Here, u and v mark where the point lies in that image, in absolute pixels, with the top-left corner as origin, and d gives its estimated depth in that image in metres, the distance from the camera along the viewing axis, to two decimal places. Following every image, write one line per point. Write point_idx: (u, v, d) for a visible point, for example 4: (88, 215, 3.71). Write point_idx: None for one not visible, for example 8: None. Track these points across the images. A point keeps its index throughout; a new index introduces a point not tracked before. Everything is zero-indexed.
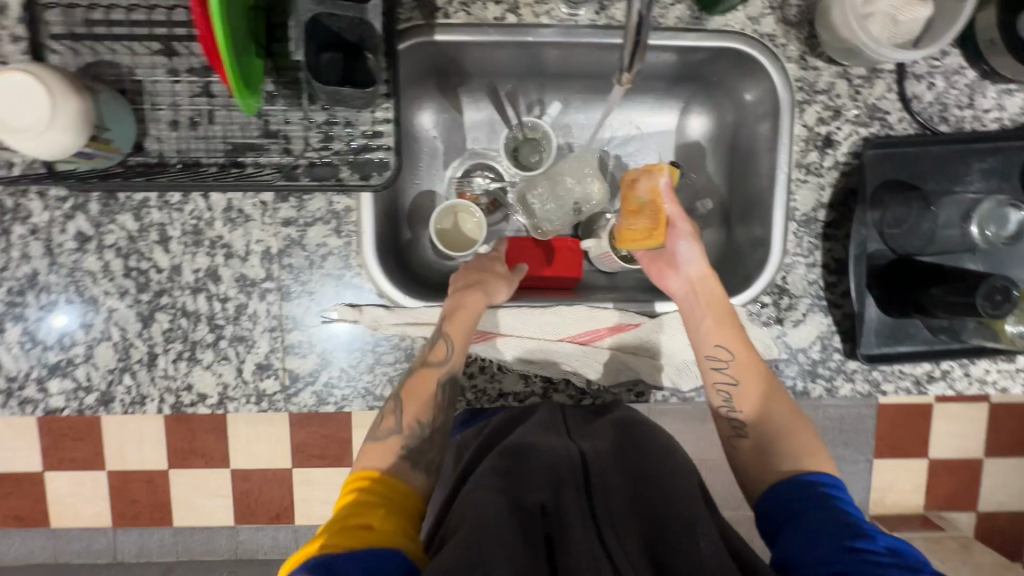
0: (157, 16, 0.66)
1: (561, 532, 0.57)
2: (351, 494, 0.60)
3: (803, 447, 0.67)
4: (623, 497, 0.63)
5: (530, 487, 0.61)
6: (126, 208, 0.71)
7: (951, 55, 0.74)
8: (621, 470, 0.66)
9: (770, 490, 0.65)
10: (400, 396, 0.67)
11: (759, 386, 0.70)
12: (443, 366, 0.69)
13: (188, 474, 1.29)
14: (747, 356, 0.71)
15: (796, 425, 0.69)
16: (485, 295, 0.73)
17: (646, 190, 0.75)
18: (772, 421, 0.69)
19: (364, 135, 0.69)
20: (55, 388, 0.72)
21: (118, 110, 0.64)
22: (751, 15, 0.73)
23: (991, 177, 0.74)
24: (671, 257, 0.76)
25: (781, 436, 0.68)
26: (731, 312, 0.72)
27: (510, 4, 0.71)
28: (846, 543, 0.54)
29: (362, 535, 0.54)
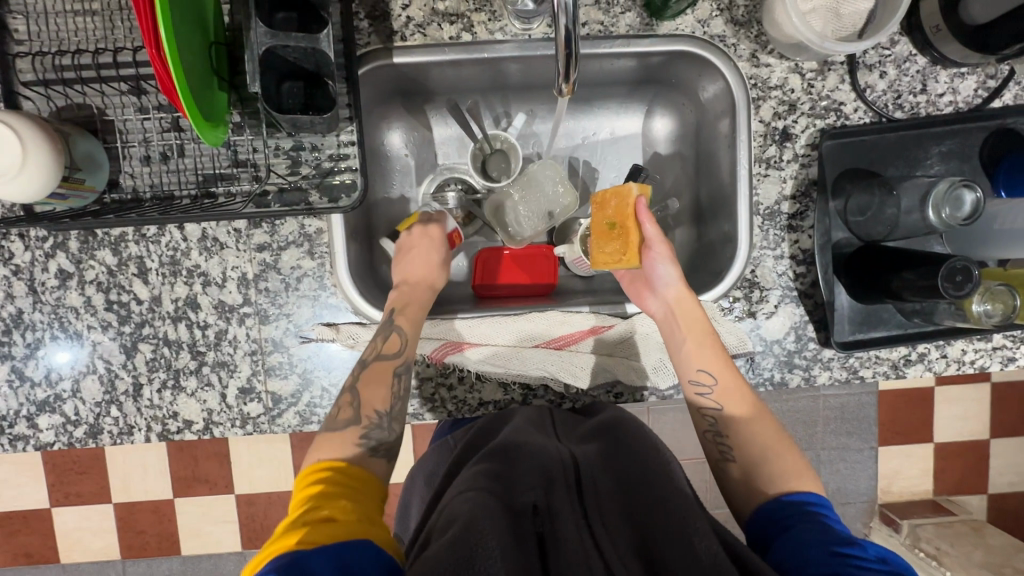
0: (123, 57, 0.69)
1: (551, 531, 0.60)
2: (313, 487, 0.58)
3: (788, 470, 0.66)
4: (613, 502, 0.63)
5: (520, 488, 0.63)
6: (104, 244, 0.72)
7: (901, 43, 0.75)
8: (612, 470, 0.66)
9: (759, 508, 0.64)
10: (357, 390, 0.67)
11: (743, 409, 0.70)
12: (399, 357, 0.69)
13: (192, 502, 1.31)
14: (730, 382, 0.71)
15: (781, 446, 0.68)
16: (433, 286, 0.75)
17: (617, 211, 0.75)
18: (758, 446, 0.68)
19: (331, 158, 0.72)
20: (45, 423, 0.74)
21: (91, 151, 0.66)
22: (700, 18, 0.75)
23: (950, 160, 0.76)
24: (647, 279, 0.77)
25: (768, 460, 0.67)
26: (709, 330, 0.73)
27: (465, 23, 0.73)
28: (835, 548, 0.55)
29: (332, 529, 0.53)
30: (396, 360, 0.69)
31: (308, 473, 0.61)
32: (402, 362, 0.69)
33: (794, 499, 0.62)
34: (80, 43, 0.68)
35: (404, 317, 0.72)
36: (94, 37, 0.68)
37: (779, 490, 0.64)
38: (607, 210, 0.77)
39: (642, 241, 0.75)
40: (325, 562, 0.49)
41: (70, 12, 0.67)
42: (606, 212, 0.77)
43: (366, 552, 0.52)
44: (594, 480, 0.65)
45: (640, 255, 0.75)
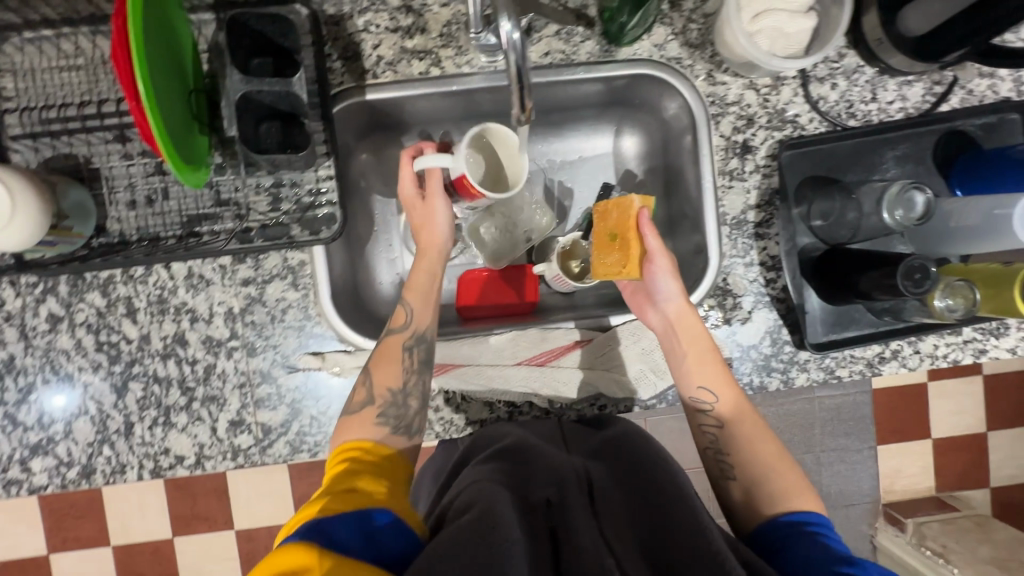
0: (108, 108, 0.72)
1: (562, 523, 0.61)
2: (342, 464, 0.62)
3: (792, 489, 0.66)
4: (623, 507, 0.63)
5: (536, 483, 0.66)
6: (93, 286, 0.74)
7: (849, 56, 0.79)
8: (622, 479, 0.67)
9: (764, 525, 0.65)
10: (370, 371, 0.70)
11: (743, 428, 0.71)
12: (406, 330, 0.72)
13: (192, 539, 1.30)
14: (732, 399, 0.72)
15: (784, 467, 0.68)
16: (438, 251, 0.77)
17: (618, 221, 0.76)
18: (758, 464, 0.69)
19: (310, 193, 0.74)
20: (38, 466, 0.75)
21: (78, 198, 0.69)
22: (656, 42, 0.79)
23: (906, 163, 0.79)
24: (648, 292, 0.78)
25: (769, 482, 0.67)
26: (712, 350, 0.74)
27: (433, 59, 0.76)
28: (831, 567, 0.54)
29: (357, 499, 0.56)
30: (404, 332, 0.72)
31: (336, 455, 0.64)
32: (411, 335, 0.72)
33: (790, 521, 0.63)
34: (66, 97, 0.71)
35: (412, 289, 0.75)
36: (79, 90, 0.71)
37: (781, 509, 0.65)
38: (608, 221, 0.77)
39: (644, 253, 0.75)
40: (349, 527, 0.53)
41: (57, 68, 0.71)
42: (607, 223, 0.78)
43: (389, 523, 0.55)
44: (605, 492, 0.66)
45: (640, 268, 0.76)
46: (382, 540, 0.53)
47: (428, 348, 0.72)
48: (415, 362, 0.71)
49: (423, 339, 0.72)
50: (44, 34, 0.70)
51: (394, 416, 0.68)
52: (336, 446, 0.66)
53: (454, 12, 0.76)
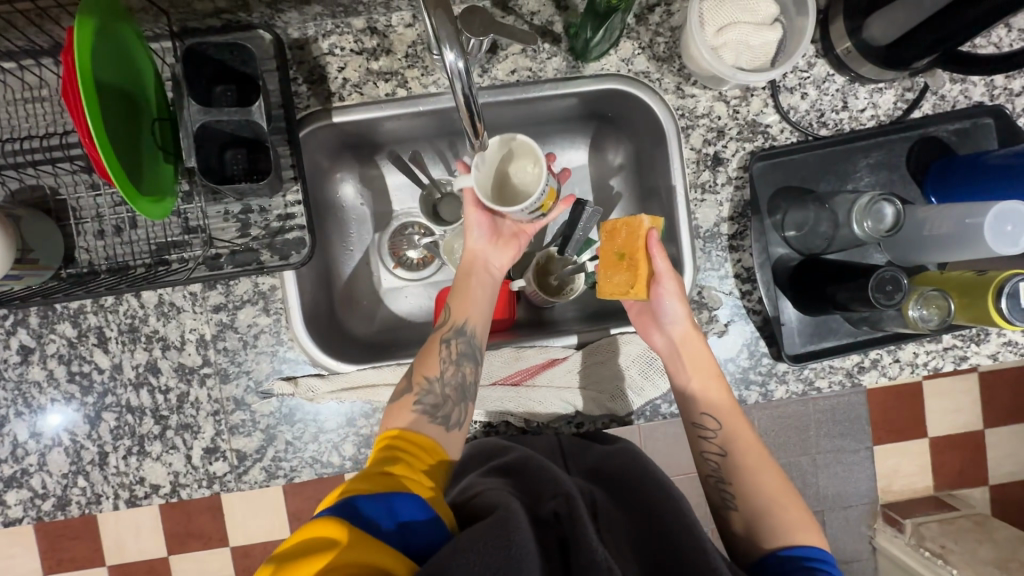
0: (72, 139, 0.72)
1: (572, 534, 0.56)
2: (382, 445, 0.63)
3: (791, 521, 0.65)
4: (627, 531, 0.62)
5: (545, 497, 0.61)
6: (64, 317, 0.74)
7: (818, 65, 0.79)
8: (625, 497, 0.67)
9: (770, 556, 0.64)
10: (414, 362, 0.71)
11: (746, 457, 0.70)
12: (445, 324, 0.73)
13: (183, 560, 1.30)
14: (736, 426, 0.71)
15: (785, 497, 0.67)
16: (482, 254, 0.78)
17: (626, 240, 0.73)
18: (759, 493, 0.68)
19: (279, 218, 0.74)
20: (14, 499, 0.75)
21: (42, 231, 0.69)
22: (624, 57, 0.78)
23: (879, 170, 0.78)
24: (653, 313, 0.76)
25: (775, 512, 0.66)
26: (717, 373, 0.73)
27: (399, 80, 0.76)
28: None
29: (391, 480, 0.56)
30: (444, 326, 0.73)
31: (380, 440, 0.64)
32: (450, 327, 0.73)
33: (789, 556, 0.63)
34: (31, 129, 0.71)
35: (455, 288, 0.76)
36: (44, 122, 0.71)
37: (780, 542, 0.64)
38: (616, 239, 0.74)
39: (653, 274, 0.72)
40: (379, 509, 0.53)
41: (22, 100, 0.71)
42: (615, 242, 0.74)
43: (418, 511, 0.54)
44: (607, 512, 0.65)
45: (648, 289, 0.73)
46: (410, 528, 0.53)
47: (466, 340, 0.71)
48: (452, 353, 0.70)
49: (461, 331, 0.72)
50: (7, 67, 0.70)
51: (430, 404, 0.67)
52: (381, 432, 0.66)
53: (419, 32, 0.75)
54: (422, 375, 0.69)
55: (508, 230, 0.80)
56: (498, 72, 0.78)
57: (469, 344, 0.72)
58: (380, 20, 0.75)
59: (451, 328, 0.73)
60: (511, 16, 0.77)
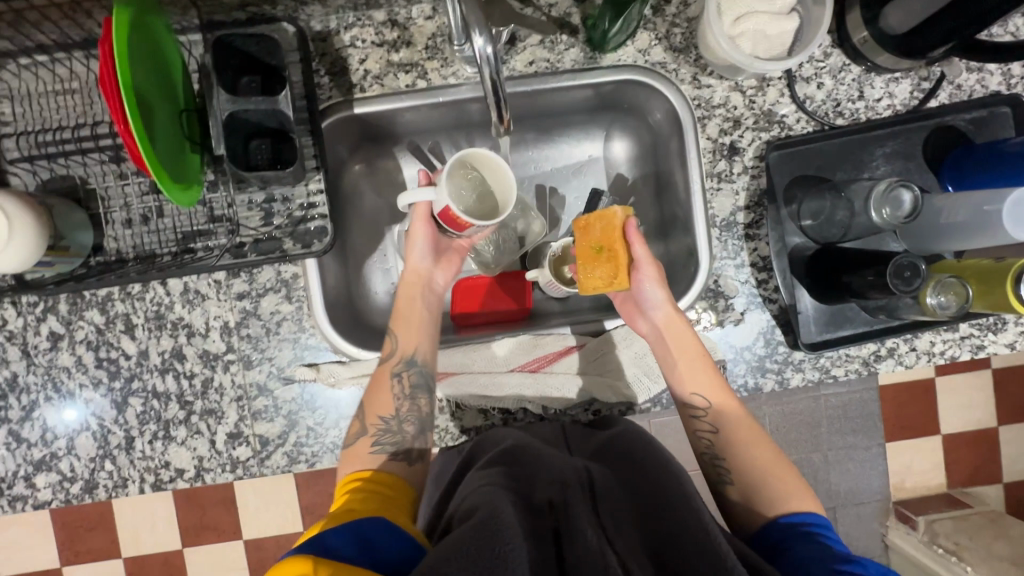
0: (101, 130, 0.74)
1: (566, 528, 0.59)
2: (346, 490, 0.64)
3: (790, 489, 0.67)
4: (627, 511, 0.62)
5: (538, 486, 0.65)
6: (92, 304, 0.76)
7: (834, 55, 0.79)
8: (626, 477, 0.67)
9: (769, 525, 0.64)
10: (363, 402, 0.73)
11: (737, 434, 0.71)
12: (394, 356, 0.73)
13: (201, 552, 1.33)
14: (726, 403, 0.72)
15: (781, 469, 0.68)
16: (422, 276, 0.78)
17: (602, 233, 0.76)
18: (756, 468, 0.69)
19: (302, 207, 0.75)
20: (42, 482, 0.76)
21: (73, 219, 0.70)
22: (640, 47, 0.79)
23: (895, 160, 0.79)
24: (635, 300, 0.78)
25: (769, 483, 0.67)
26: (703, 354, 0.74)
27: (419, 71, 0.77)
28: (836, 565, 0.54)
29: (349, 514, 0.58)
30: (392, 359, 0.74)
31: (345, 484, 0.66)
32: (399, 360, 0.73)
33: (789, 521, 0.63)
34: (62, 120, 0.73)
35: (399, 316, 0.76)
36: (74, 113, 0.73)
37: (779, 510, 0.65)
38: (591, 235, 0.77)
39: (632, 262, 0.75)
40: (342, 536, 0.54)
41: (53, 92, 0.73)
42: (591, 236, 0.77)
43: (380, 529, 0.56)
44: (608, 487, 0.65)
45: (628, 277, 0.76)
46: (376, 542, 0.54)
47: (417, 371, 0.73)
48: (404, 387, 0.72)
49: (411, 363, 0.73)
50: (39, 59, 0.72)
51: (389, 442, 0.69)
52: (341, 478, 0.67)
53: (438, 24, 0.77)
54: (375, 414, 0.71)
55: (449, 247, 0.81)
56: (517, 63, 0.79)
57: (423, 375, 0.73)
58: (401, 12, 0.76)
59: (400, 360, 0.74)
60: (529, 8, 0.78)
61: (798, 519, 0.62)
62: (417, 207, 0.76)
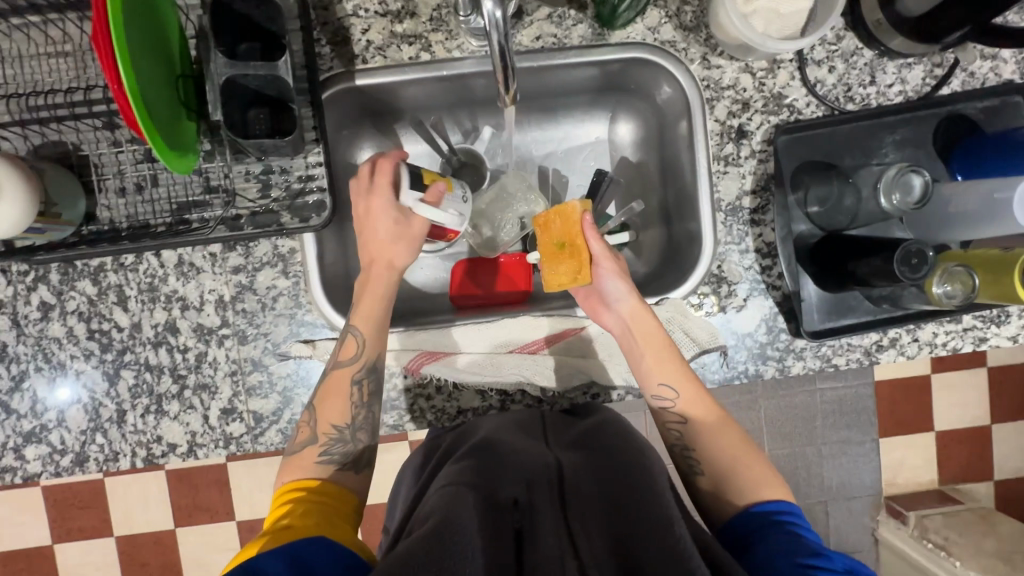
0: (95, 95, 0.72)
1: (529, 527, 0.61)
2: (284, 504, 0.64)
3: (759, 477, 0.67)
4: (596, 506, 0.61)
5: (504, 483, 0.64)
6: (84, 274, 0.74)
7: (847, 38, 0.78)
8: (596, 469, 0.66)
9: (738, 515, 0.64)
10: (315, 408, 0.71)
11: (705, 423, 0.71)
12: (357, 363, 0.71)
13: (193, 531, 1.34)
14: (693, 395, 0.71)
15: (749, 457, 0.69)
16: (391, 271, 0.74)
17: (562, 231, 0.76)
18: (725, 456, 0.69)
19: (300, 179, 0.74)
20: (32, 454, 0.75)
21: (65, 186, 0.69)
22: (650, 25, 0.78)
23: (905, 147, 0.77)
24: (598, 294, 0.77)
25: (737, 472, 0.67)
26: (669, 345, 0.72)
27: (423, 43, 0.75)
28: (803, 559, 0.54)
29: (286, 533, 0.58)
30: (353, 365, 0.71)
31: (285, 493, 0.66)
32: (361, 367, 0.72)
33: (761, 511, 0.63)
34: (54, 83, 0.71)
35: (360, 315, 0.73)
36: (67, 77, 0.71)
37: (749, 499, 0.65)
38: (551, 231, 0.77)
39: (592, 258, 0.76)
40: (277, 560, 0.54)
41: (45, 55, 0.71)
42: (552, 233, 0.77)
43: (316, 547, 0.56)
44: (577, 484, 0.65)
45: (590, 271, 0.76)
46: (311, 561, 0.55)
47: (378, 379, 0.73)
48: (363, 395, 0.71)
49: (373, 370, 0.72)
50: (32, 20, 0.70)
51: (339, 452, 0.69)
52: (280, 487, 0.67)
53: None
54: (328, 423, 0.70)
55: None
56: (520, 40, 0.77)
57: (379, 381, 0.73)
58: None
59: (362, 366, 0.72)
60: None
61: (770, 508, 0.62)
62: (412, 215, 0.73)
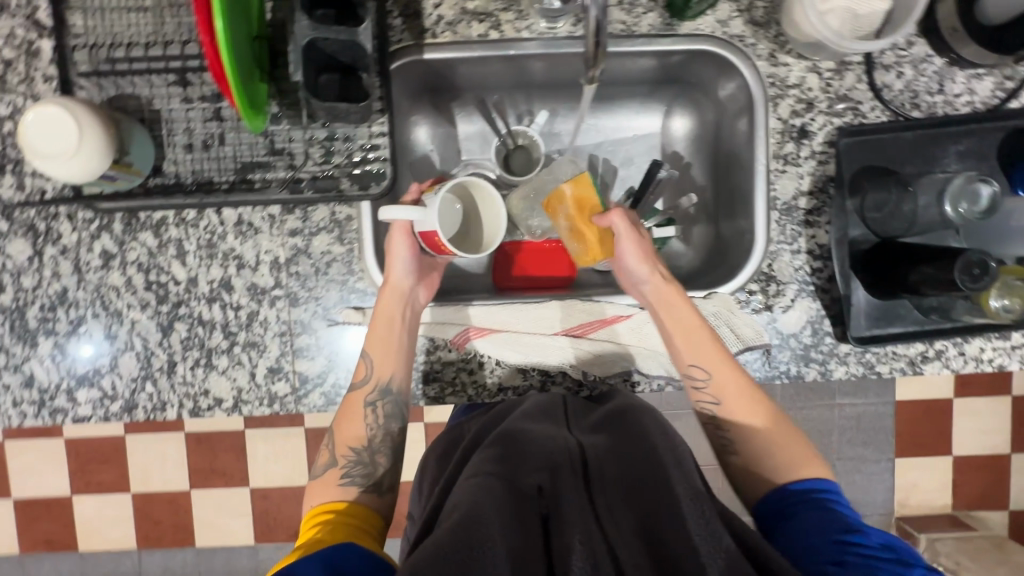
0: (172, 50, 0.73)
1: (554, 513, 0.59)
2: (311, 527, 0.64)
3: (793, 458, 0.67)
4: (619, 493, 0.60)
5: (526, 471, 0.63)
6: (146, 226, 0.76)
7: (918, 44, 0.77)
8: (619, 456, 0.65)
9: (771, 493, 0.66)
10: (333, 430, 0.72)
11: (738, 405, 0.70)
12: (369, 386, 0.72)
13: (210, 493, 1.36)
14: (727, 376, 0.71)
15: (786, 438, 0.69)
16: (399, 297, 0.73)
17: (562, 217, 0.81)
18: (760, 438, 0.69)
19: (362, 148, 0.75)
20: (83, 397, 0.77)
21: (138, 137, 0.70)
22: (720, 18, 0.77)
23: (967, 159, 0.77)
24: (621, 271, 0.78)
25: (768, 454, 0.68)
26: (702, 327, 0.72)
27: (493, 22, 0.76)
28: (841, 535, 0.56)
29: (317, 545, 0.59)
30: (366, 387, 0.73)
31: (312, 516, 0.67)
32: (373, 390, 0.73)
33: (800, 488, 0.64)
34: (132, 37, 0.73)
35: (372, 339, 0.73)
36: (146, 31, 0.73)
37: (786, 478, 0.66)
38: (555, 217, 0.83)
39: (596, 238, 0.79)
40: (311, 562, 0.55)
41: (126, 8, 0.72)
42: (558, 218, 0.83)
43: (348, 553, 0.57)
44: (601, 465, 0.64)
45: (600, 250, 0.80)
46: (341, 565, 0.56)
47: (392, 401, 0.73)
48: (378, 417, 0.72)
49: (385, 393, 0.72)
50: None
51: (359, 475, 0.70)
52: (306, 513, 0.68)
53: None
54: (344, 446, 0.71)
55: (430, 264, 0.77)
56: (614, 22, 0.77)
57: (397, 405, 0.73)
58: None
59: (374, 389, 0.73)
60: None
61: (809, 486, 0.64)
62: (397, 223, 0.73)
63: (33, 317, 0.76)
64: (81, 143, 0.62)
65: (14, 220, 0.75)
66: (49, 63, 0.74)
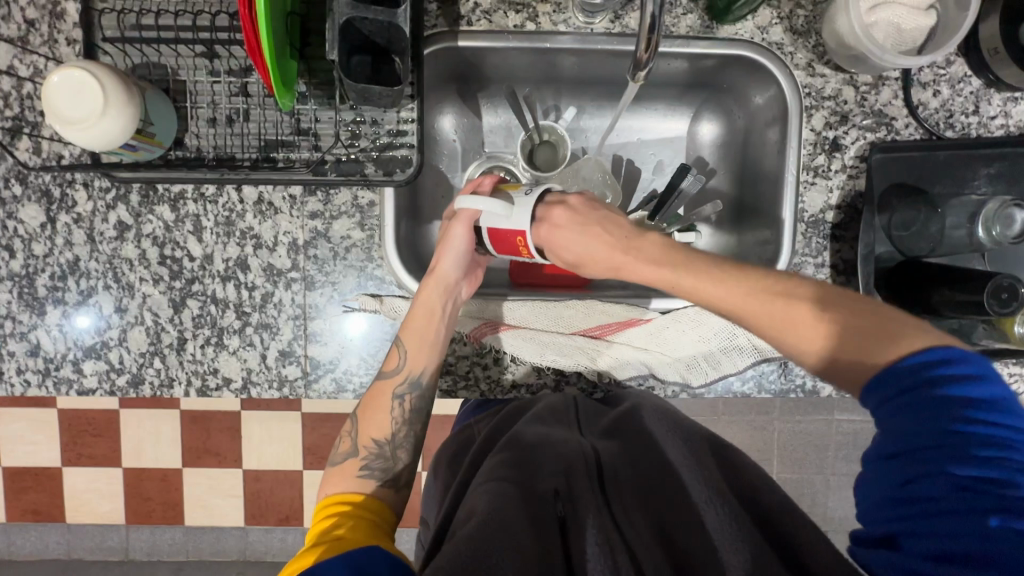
0: (202, 20, 0.71)
1: (571, 514, 0.62)
2: (329, 518, 0.65)
3: (877, 340, 0.54)
4: (634, 495, 0.65)
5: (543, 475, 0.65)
6: (164, 199, 0.75)
7: (956, 63, 0.76)
8: (632, 462, 0.69)
9: (869, 388, 0.53)
10: (357, 418, 0.71)
11: (783, 335, 0.57)
12: (400, 377, 0.71)
13: (202, 473, 1.35)
14: (747, 309, 0.58)
15: (859, 323, 0.55)
16: (441, 290, 0.72)
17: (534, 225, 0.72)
18: (832, 345, 0.56)
19: (389, 133, 0.74)
20: (89, 369, 0.76)
21: (162, 107, 0.68)
22: (760, 24, 0.76)
23: (998, 182, 0.76)
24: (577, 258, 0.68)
25: (850, 367, 0.55)
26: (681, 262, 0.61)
27: (530, 13, 0.75)
28: (900, 493, 0.49)
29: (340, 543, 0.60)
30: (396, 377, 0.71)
31: (330, 505, 0.67)
32: (404, 381, 0.71)
33: (897, 371, 0.52)
34: (162, 4, 0.71)
35: (409, 329, 0.72)
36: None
37: (880, 363, 0.53)
38: None
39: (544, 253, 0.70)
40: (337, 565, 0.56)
41: None
42: None
43: (372, 555, 0.58)
44: (614, 468, 0.68)
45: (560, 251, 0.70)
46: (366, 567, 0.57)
47: (421, 395, 0.72)
48: (403, 411, 0.71)
49: (415, 386, 0.71)
50: None
51: (377, 467, 0.70)
52: (319, 501, 0.68)
53: None
54: (368, 436, 0.70)
55: (476, 262, 0.76)
56: (630, 22, 0.77)
57: (422, 398, 0.72)
58: None
59: (404, 380, 0.72)
60: None
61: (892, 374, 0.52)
62: (462, 213, 0.71)
63: (43, 285, 0.75)
64: (106, 106, 0.61)
65: (28, 184, 0.74)
66: (74, 26, 0.73)
